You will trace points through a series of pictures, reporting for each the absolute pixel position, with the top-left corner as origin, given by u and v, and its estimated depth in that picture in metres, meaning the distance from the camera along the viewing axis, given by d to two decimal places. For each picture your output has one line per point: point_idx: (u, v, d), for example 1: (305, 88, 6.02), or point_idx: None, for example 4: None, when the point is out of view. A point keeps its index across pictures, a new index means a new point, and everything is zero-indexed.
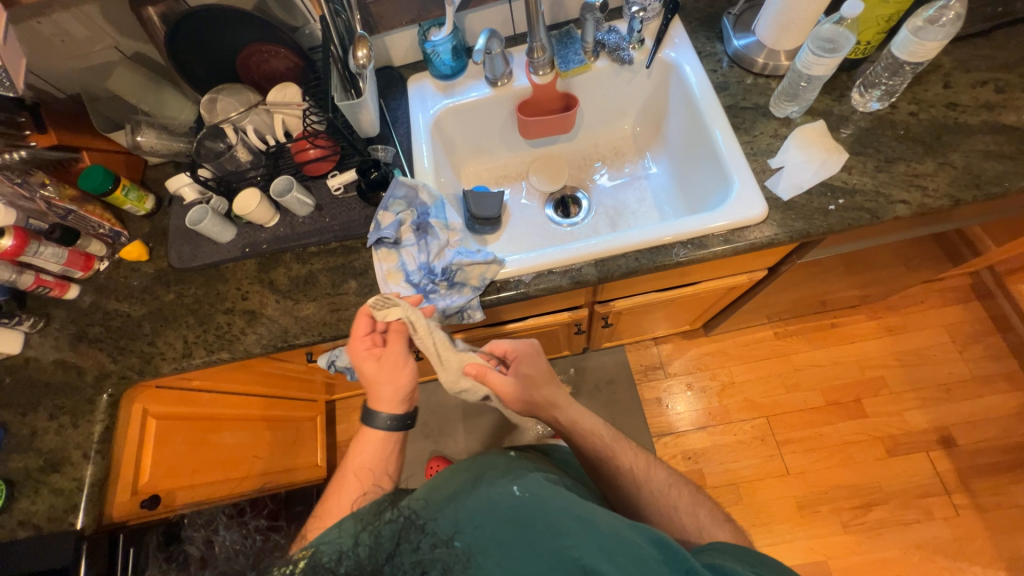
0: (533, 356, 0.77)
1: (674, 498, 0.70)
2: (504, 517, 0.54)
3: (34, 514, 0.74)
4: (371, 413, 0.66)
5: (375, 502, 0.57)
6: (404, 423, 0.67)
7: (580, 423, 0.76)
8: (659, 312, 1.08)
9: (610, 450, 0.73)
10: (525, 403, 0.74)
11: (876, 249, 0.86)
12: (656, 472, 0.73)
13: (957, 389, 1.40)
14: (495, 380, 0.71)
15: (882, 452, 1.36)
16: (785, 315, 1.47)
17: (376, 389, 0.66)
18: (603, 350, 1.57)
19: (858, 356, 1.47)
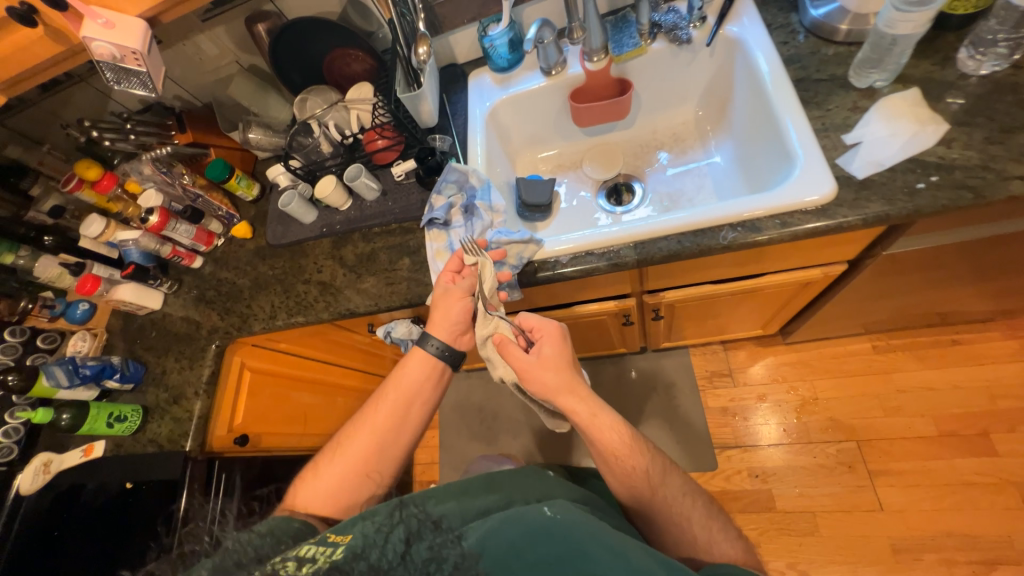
0: (556, 340, 0.70)
1: (687, 507, 0.65)
2: (527, 542, 0.50)
3: (158, 436, 0.93)
4: (424, 337, 0.75)
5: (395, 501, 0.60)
6: (450, 360, 0.75)
7: (599, 419, 0.66)
8: (719, 309, 1.01)
9: (627, 451, 0.65)
10: (541, 389, 0.68)
11: (990, 242, 0.72)
12: (673, 477, 0.67)
13: None
14: (514, 356, 0.69)
15: (1016, 501, 1.11)
16: (886, 326, 1.27)
17: (433, 312, 0.76)
18: (665, 351, 1.50)
19: (988, 382, 1.22)
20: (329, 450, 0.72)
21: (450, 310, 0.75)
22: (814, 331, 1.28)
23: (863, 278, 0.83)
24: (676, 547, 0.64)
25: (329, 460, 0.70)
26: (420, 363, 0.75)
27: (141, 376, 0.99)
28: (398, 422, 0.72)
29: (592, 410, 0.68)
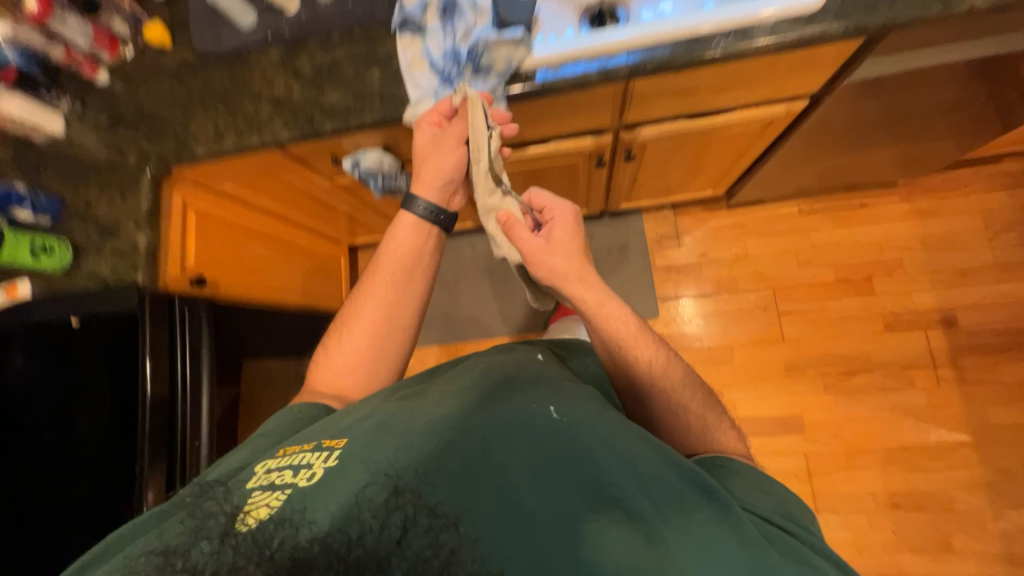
0: (567, 221, 0.73)
1: (686, 399, 0.68)
2: (514, 430, 0.53)
3: (100, 270, 0.84)
4: (413, 196, 0.77)
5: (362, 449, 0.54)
6: (437, 217, 0.78)
7: (607, 308, 0.69)
8: (683, 153, 1.06)
9: (632, 339, 0.68)
10: (548, 271, 0.70)
11: (931, 74, 0.80)
12: (674, 369, 0.69)
13: (976, 274, 1.38)
14: (524, 236, 0.71)
15: (880, 328, 1.40)
16: (814, 188, 1.42)
17: (422, 166, 0.76)
18: (621, 216, 1.58)
19: (880, 238, 1.44)
20: (336, 330, 0.78)
21: (443, 163, 0.76)
22: (755, 193, 1.40)
23: (820, 114, 0.89)
24: (675, 439, 0.68)
25: (340, 339, 0.77)
26: (409, 225, 0.78)
27: (62, 211, 0.83)
28: (401, 287, 0.78)
29: (594, 291, 0.70)
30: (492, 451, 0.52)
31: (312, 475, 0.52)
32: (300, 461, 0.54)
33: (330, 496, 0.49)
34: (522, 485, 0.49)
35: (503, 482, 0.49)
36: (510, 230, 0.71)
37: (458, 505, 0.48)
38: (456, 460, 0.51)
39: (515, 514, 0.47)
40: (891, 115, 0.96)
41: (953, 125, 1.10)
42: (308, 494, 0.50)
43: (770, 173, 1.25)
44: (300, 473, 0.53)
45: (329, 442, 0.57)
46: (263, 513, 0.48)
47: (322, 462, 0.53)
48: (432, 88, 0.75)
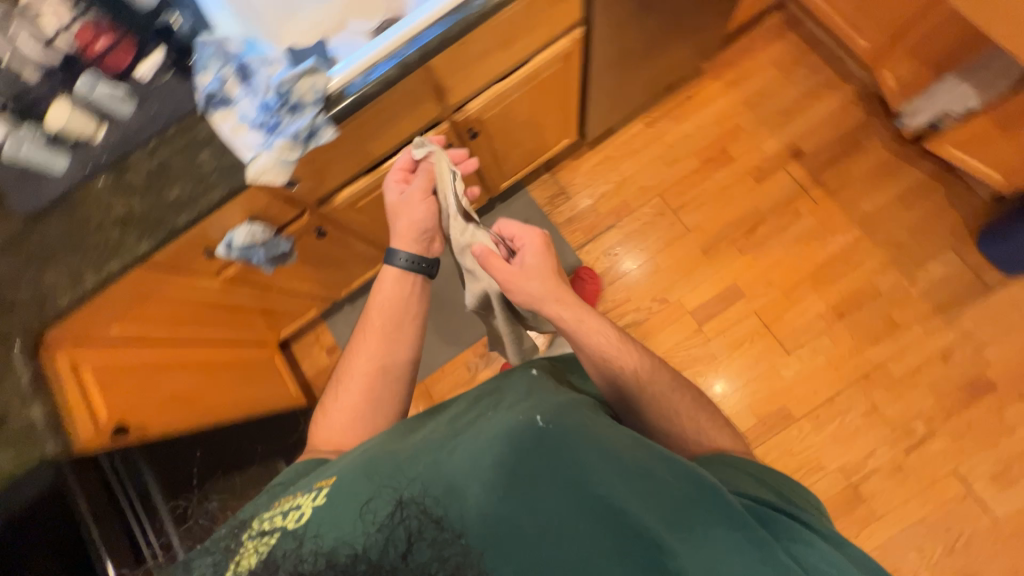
0: (537, 249, 0.86)
1: (675, 401, 0.78)
2: (517, 452, 0.56)
3: (3, 468, 0.77)
4: (394, 251, 0.93)
5: (363, 485, 0.61)
6: (416, 266, 0.93)
7: (585, 326, 0.82)
8: (518, 114, 1.17)
9: (615, 351, 0.80)
10: (528, 294, 0.83)
11: None
12: (660, 376, 0.80)
13: (795, 108, 1.61)
14: (499, 266, 0.84)
15: (752, 183, 1.59)
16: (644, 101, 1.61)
17: (398, 221, 0.93)
18: (510, 196, 1.68)
19: (715, 115, 1.65)
20: (338, 376, 0.89)
21: (415, 213, 0.93)
22: (602, 125, 1.55)
23: (598, 34, 1.05)
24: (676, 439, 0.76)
25: (344, 382, 0.88)
26: (394, 277, 0.93)
27: None
28: (394, 329, 0.91)
29: (572, 308, 0.83)
30: (492, 475, 0.55)
31: (302, 518, 0.60)
32: (291, 507, 0.63)
33: (332, 532, 0.57)
34: (518, 507, 0.54)
35: (500, 496, 0.54)
36: (486, 261, 0.85)
37: (458, 531, 0.54)
38: (457, 489, 0.56)
39: (515, 528, 0.53)
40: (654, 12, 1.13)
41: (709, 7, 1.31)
42: (309, 531, 0.58)
43: (603, 103, 1.40)
44: (289, 515, 0.61)
45: (322, 481, 0.65)
46: (268, 547, 0.59)
47: (312, 502, 0.62)
48: (261, 142, 0.80)
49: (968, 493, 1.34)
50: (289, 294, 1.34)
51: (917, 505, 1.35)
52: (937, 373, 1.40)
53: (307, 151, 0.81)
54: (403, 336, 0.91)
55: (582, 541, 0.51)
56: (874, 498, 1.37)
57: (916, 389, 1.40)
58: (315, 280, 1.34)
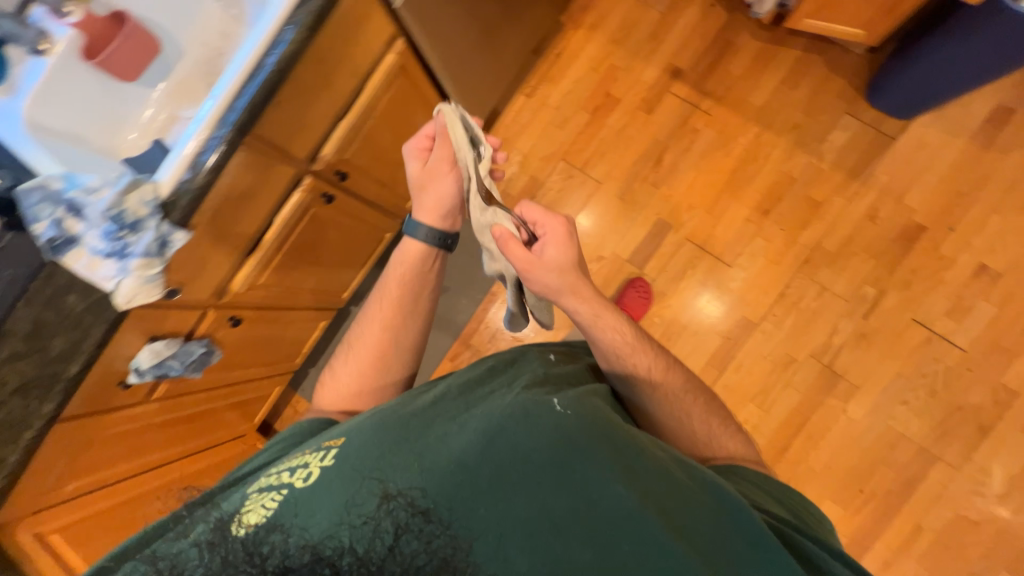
0: (559, 236, 0.80)
1: (690, 405, 0.78)
2: (541, 451, 0.57)
3: None
4: (417, 223, 0.91)
5: (379, 449, 0.59)
6: (441, 241, 0.92)
7: (603, 318, 0.80)
8: (382, 139, 1.17)
9: (630, 348, 0.79)
10: (553, 279, 0.78)
11: None
12: (676, 375, 0.80)
13: (660, 29, 1.59)
14: (520, 254, 0.78)
15: (645, 116, 1.58)
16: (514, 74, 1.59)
17: (423, 195, 0.90)
18: None
19: (589, 62, 1.63)
20: (342, 352, 0.88)
21: (436, 185, 0.89)
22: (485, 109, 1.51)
23: (418, 29, 1.02)
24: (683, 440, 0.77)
25: (345, 359, 0.87)
26: (413, 249, 0.91)
27: None
28: (401, 309, 0.88)
29: (590, 301, 0.80)
30: (516, 467, 0.56)
31: (309, 477, 0.58)
32: (298, 466, 0.60)
33: (328, 510, 0.54)
34: (533, 502, 0.54)
35: (520, 487, 0.55)
36: (505, 244, 0.78)
37: (461, 522, 0.53)
38: (474, 477, 0.55)
39: (529, 519, 0.53)
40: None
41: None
42: (303, 500, 0.56)
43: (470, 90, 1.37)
44: (296, 473, 0.59)
45: (328, 441, 0.63)
46: (261, 514, 0.55)
47: (319, 463, 0.59)
48: (119, 269, 0.79)
49: (933, 335, 1.38)
50: (238, 385, 1.35)
51: (890, 363, 1.39)
52: (870, 234, 1.43)
53: (169, 260, 0.82)
54: (416, 307, 0.89)
55: (598, 546, 0.53)
56: (850, 371, 1.41)
57: (855, 256, 1.43)
58: (257, 361, 1.35)
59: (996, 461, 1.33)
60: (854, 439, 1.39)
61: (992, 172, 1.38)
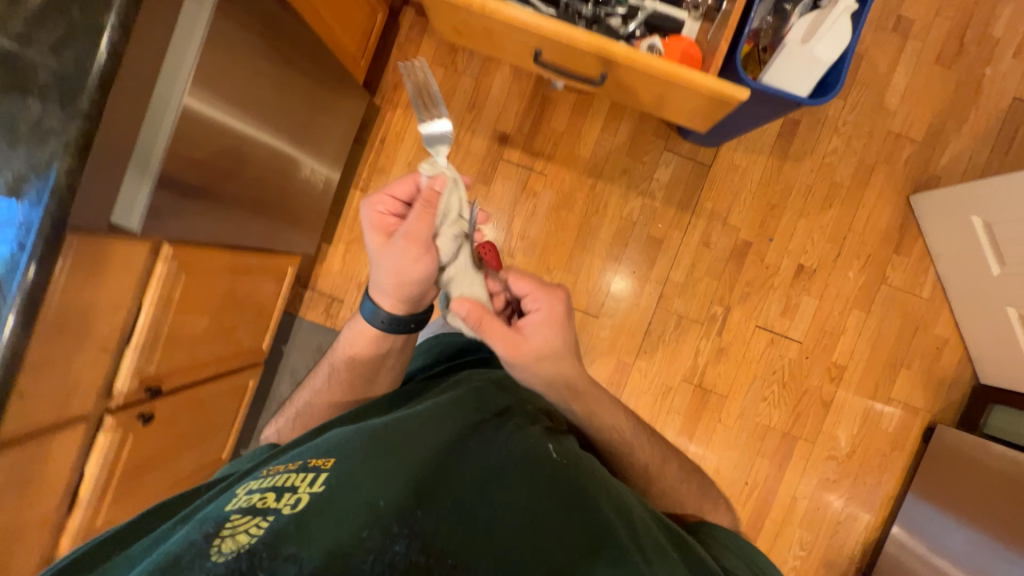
0: (548, 320, 0.80)
1: (662, 472, 0.89)
2: (533, 487, 0.62)
3: None
4: (375, 291, 0.86)
5: (394, 474, 0.60)
6: (398, 325, 0.87)
7: (593, 409, 0.86)
8: (193, 328, 1.07)
9: (616, 432, 0.89)
10: (540, 361, 0.79)
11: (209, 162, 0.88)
12: (658, 456, 0.91)
13: (477, 96, 1.55)
14: (502, 334, 0.77)
15: (485, 189, 1.56)
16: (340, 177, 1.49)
17: (379, 258, 0.81)
18: (288, 333, 1.58)
19: (418, 142, 1.56)
20: (302, 405, 0.94)
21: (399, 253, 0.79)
22: (316, 220, 1.40)
23: (184, 220, 0.90)
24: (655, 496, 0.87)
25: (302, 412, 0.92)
26: (368, 335, 0.88)
27: None
28: (358, 384, 0.92)
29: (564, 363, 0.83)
30: (516, 500, 0.60)
31: (301, 502, 0.56)
32: (290, 488, 0.58)
33: (336, 526, 0.53)
34: (529, 537, 0.57)
35: (524, 533, 0.58)
36: (481, 326, 0.76)
37: (461, 547, 0.55)
38: (476, 508, 0.59)
39: (524, 553, 0.56)
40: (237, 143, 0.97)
41: (321, 82, 1.18)
42: (300, 520, 0.53)
43: (286, 217, 1.25)
44: (284, 500, 0.56)
45: (316, 463, 0.62)
46: (250, 537, 0.52)
47: (307, 488, 0.57)
48: None
49: (775, 336, 1.56)
50: None
51: (746, 369, 1.56)
52: (708, 259, 1.56)
53: None
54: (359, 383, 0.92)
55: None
56: (716, 384, 1.57)
57: (700, 281, 1.56)
58: None
59: (840, 428, 1.57)
60: (732, 442, 1.57)
61: (792, 181, 1.54)
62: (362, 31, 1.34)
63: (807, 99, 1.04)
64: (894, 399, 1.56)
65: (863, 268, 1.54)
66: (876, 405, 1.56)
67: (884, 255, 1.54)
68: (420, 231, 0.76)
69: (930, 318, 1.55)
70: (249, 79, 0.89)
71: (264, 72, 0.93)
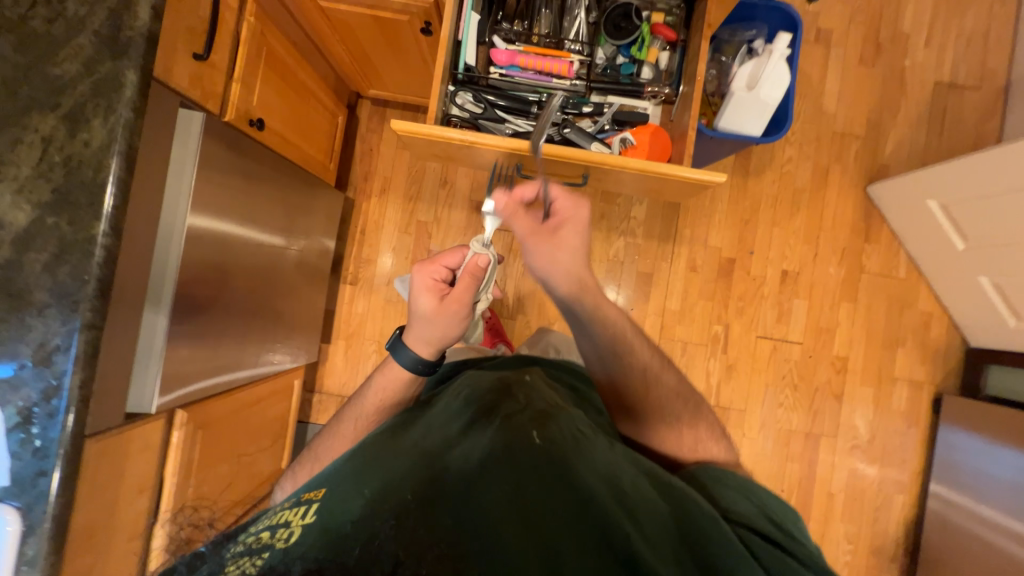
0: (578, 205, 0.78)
1: (677, 402, 0.80)
2: (535, 458, 0.55)
3: None
4: (400, 347, 0.81)
5: (396, 480, 0.52)
6: (429, 369, 0.82)
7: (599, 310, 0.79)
8: (215, 478, 1.03)
9: (621, 335, 0.80)
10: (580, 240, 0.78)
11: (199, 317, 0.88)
12: (665, 372, 0.82)
13: (448, 172, 1.58)
14: (525, 223, 0.76)
15: None
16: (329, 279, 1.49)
17: (420, 326, 0.79)
18: (304, 442, 1.54)
19: (398, 225, 1.58)
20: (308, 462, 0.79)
21: (443, 317, 0.78)
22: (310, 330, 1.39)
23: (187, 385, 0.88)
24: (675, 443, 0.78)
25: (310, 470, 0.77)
26: (394, 375, 0.82)
27: None
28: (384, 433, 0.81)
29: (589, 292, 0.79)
30: (520, 472, 0.53)
31: (296, 534, 0.43)
32: (276, 522, 0.46)
33: (337, 535, 0.43)
34: (550, 497, 0.51)
35: (543, 497, 0.51)
36: (510, 217, 0.76)
37: (479, 530, 0.45)
38: (480, 487, 0.51)
39: (543, 528, 0.47)
40: (228, 290, 0.96)
41: (297, 201, 1.19)
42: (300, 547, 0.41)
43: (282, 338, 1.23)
44: (277, 533, 0.44)
45: (305, 496, 0.51)
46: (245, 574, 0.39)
47: (301, 520, 0.45)
48: None
49: (776, 342, 1.61)
50: None
51: (758, 380, 1.61)
52: (698, 282, 1.61)
53: None
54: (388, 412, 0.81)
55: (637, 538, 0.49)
56: (733, 400, 1.60)
57: (695, 304, 1.61)
58: None
59: (857, 416, 1.62)
60: (760, 452, 1.60)
61: (758, 194, 1.62)
62: (328, 138, 1.35)
63: (761, 137, 1.11)
64: (898, 378, 1.63)
65: (841, 261, 1.63)
66: (883, 387, 1.62)
67: (856, 246, 1.63)
68: (465, 303, 0.78)
69: (912, 295, 1.63)
70: (223, 229, 0.90)
71: (239, 217, 0.94)
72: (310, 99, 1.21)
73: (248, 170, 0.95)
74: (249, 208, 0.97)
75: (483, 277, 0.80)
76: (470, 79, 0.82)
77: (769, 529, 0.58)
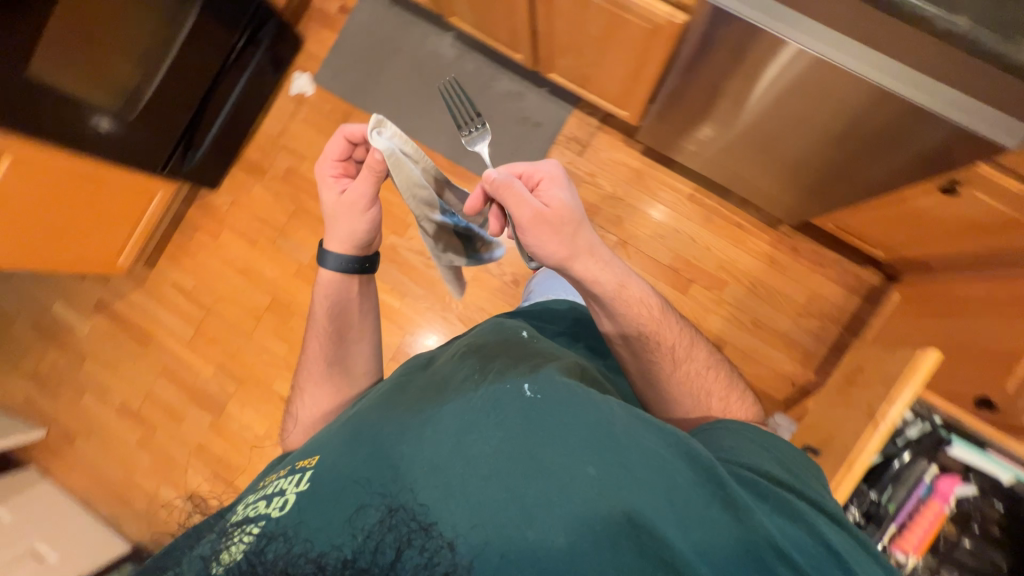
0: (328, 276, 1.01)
1: (702, 380, 0.91)
2: (499, 430, 0.65)
3: None
4: (326, 256, 1.00)
5: (345, 438, 0.72)
6: (355, 261, 1.00)
7: (626, 289, 0.87)
8: (584, 25, 1.11)
9: (654, 324, 0.90)
10: (375, 235, 0.99)
11: (768, 72, 0.90)
12: (693, 354, 0.93)
13: (764, 331, 1.50)
14: (346, 244, 0.98)
15: None
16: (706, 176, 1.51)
17: (332, 231, 0.97)
18: (557, 96, 1.63)
19: (727, 260, 1.53)
20: (294, 397, 1.04)
21: (354, 221, 0.95)
22: (700, 157, 1.38)
23: (700, 29, 0.90)
24: None
25: (296, 404, 1.03)
26: (329, 282, 1.02)
27: None
28: (331, 332, 1.04)
29: (660, 322, 0.90)
30: (470, 454, 0.63)
31: (286, 504, 0.64)
32: (273, 492, 0.67)
33: (330, 511, 0.61)
34: (510, 477, 0.61)
35: (508, 472, 0.61)
36: (349, 244, 0.98)
37: (447, 500, 0.60)
38: (431, 460, 0.64)
39: (502, 519, 0.58)
40: (751, 95, 0.99)
41: (815, 172, 1.15)
42: (289, 519, 0.61)
43: (692, 133, 1.27)
44: (274, 502, 0.65)
45: (302, 463, 0.70)
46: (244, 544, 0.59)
47: (295, 488, 0.65)
48: None
49: None
50: None
51: None
52: None
53: None
54: (349, 319, 1.05)
55: (605, 504, 0.59)
56: None
57: None
58: None
59: None
60: None
61: None
62: (852, 231, 1.33)
63: None
64: None
65: None
66: None
67: None
68: (365, 210, 0.94)
69: None
70: (841, 113, 0.91)
71: (817, 121, 0.95)
72: (920, 228, 1.14)
73: (891, 152, 0.93)
74: (851, 139, 0.96)
75: (384, 175, 0.91)
76: (935, 440, 0.96)
77: (784, 476, 0.71)
